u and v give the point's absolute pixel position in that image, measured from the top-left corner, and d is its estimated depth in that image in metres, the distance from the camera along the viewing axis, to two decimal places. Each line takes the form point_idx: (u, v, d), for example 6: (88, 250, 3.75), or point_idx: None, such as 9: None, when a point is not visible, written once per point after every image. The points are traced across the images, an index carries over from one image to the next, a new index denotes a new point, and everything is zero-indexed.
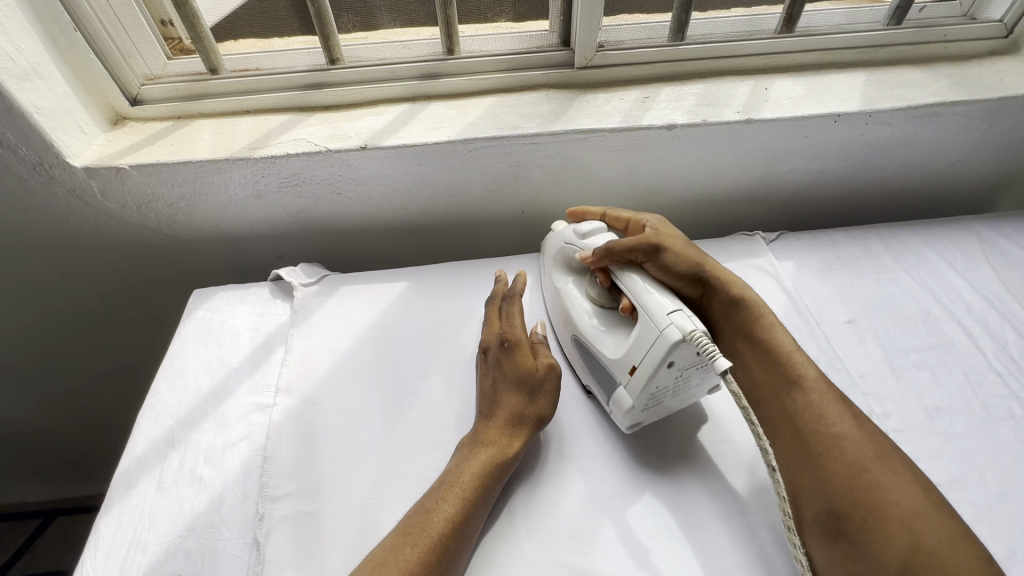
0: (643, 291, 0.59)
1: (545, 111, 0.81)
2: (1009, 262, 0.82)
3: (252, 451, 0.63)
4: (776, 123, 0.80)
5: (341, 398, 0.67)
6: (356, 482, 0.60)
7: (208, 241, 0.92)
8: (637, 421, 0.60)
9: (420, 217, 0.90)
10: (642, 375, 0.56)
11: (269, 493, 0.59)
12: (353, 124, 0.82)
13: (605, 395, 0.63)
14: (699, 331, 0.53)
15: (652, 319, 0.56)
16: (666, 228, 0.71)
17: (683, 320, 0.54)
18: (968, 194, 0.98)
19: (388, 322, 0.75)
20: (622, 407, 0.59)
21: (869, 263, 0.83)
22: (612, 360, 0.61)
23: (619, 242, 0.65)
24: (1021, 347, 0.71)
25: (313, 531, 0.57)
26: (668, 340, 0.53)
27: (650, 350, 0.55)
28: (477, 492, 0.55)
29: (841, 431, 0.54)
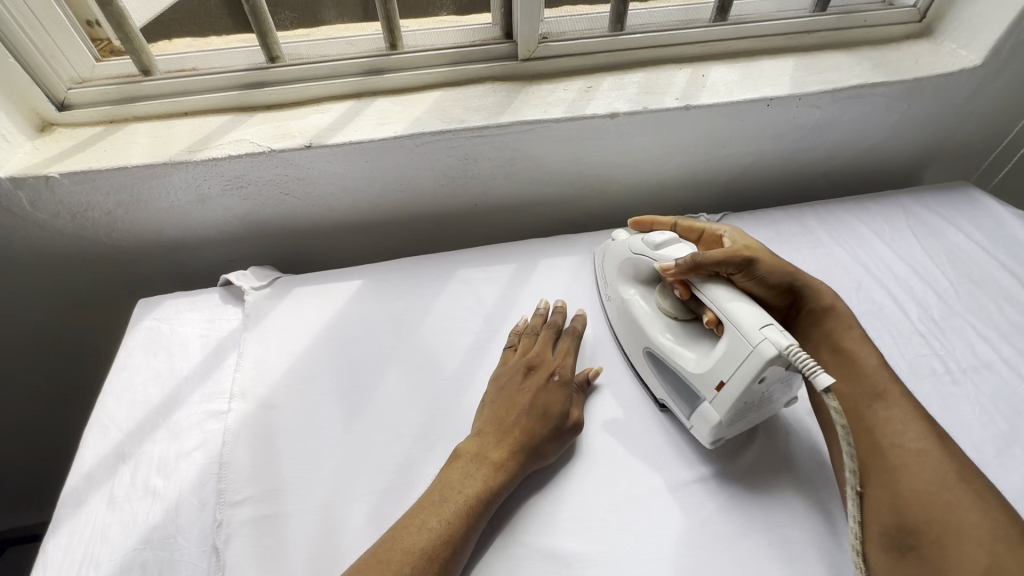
0: (726, 299, 0.58)
1: (491, 104, 0.82)
2: (930, 231, 0.88)
3: (208, 459, 0.62)
4: (713, 109, 0.83)
5: (299, 399, 0.67)
6: (317, 481, 0.60)
7: (152, 249, 0.89)
8: (722, 437, 0.58)
9: (373, 214, 0.90)
10: (732, 392, 0.55)
11: (226, 499, 0.58)
12: (297, 123, 0.80)
13: (683, 410, 0.62)
14: (795, 347, 0.52)
15: (741, 332, 0.55)
16: (746, 238, 0.71)
17: (777, 335, 0.53)
18: (895, 170, 1.04)
19: (344, 321, 0.75)
20: (709, 421, 0.57)
21: (806, 239, 0.87)
22: (694, 375, 0.60)
23: (705, 256, 0.63)
24: (941, 309, 0.77)
25: (275, 533, 0.57)
26: (764, 356, 0.52)
27: (742, 367, 0.54)
28: (476, 506, 0.54)
29: (921, 448, 0.52)
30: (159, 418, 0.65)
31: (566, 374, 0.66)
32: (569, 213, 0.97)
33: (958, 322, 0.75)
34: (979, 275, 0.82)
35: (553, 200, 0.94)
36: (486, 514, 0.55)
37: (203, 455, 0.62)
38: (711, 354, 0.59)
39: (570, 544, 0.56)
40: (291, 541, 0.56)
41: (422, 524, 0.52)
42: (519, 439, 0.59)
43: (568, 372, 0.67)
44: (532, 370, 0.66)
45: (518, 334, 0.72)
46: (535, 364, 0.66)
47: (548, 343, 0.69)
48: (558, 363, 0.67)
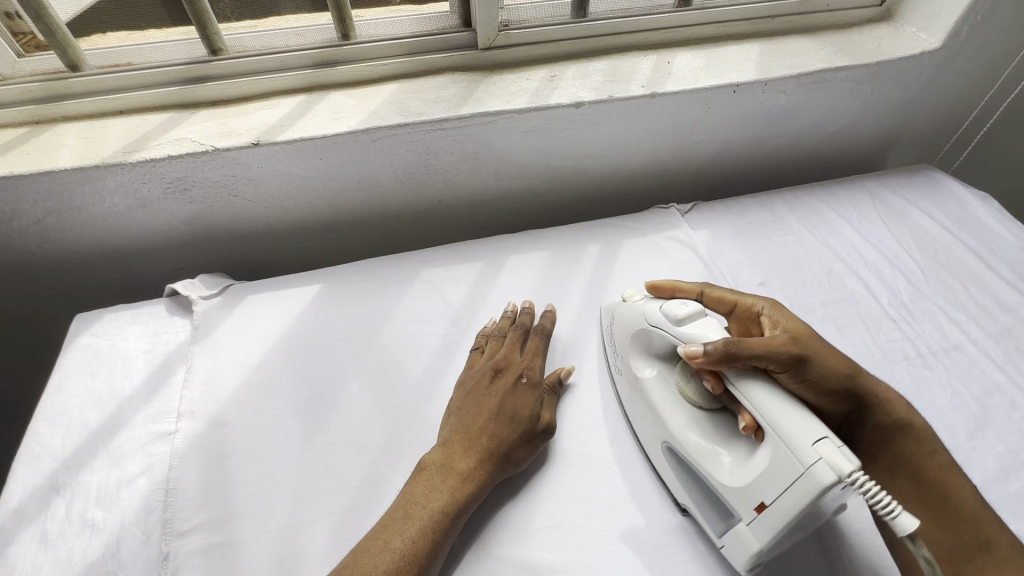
0: (774, 412, 0.47)
1: (451, 95, 0.79)
2: (896, 215, 0.88)
3: (152, 485, 0.57)
4: (680, 97, 0.81)
5: (253, 415, 0.63)
6: (274, 503, 0.56)
7: (91, 258, 0.83)
8: (761, 563, 0.49)
9: (331, 215, 0.85)
10: (776, 520, 0.46)
11: (174, 528, 0.54)
12: (244, 119, 0.75)
13: (710, 523, 0.53)
14: (860, 472, 0.42)
15: (791, 450, 0.45)
16: (793, 321, 0.57)
17: (837, 457, 0.43)
18: (861, 154, 1.05)
19: (301, 329, 0.71)
20: (747, 549, 0.48)
21: (776, 227, 0.86)
22: (726, 489, 0.50)
23: (747, 343, 0.51)
24: (910, 293, 0.77)
25: (229, 563, 0.52)
26: (820, 484, 0.43)
27: (792, 492, 0.45)
28: (442, 522, 0.51)
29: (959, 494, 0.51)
30: (98, 444, 0.60)
31: (535, 377, 0.63)
32: (538, 207, 0.94)
33: (927, 305, 0.75)
34: (945, 257, 0.82)
35: (521, 195, 0.91)
36: (453, 527, 0.52)
37: (147, 481, 0.57)
38: (751, 465, 0.49)
39: (545, 555, 0.53)
40: (246, 571, 0.52)
41: (386, 544, 0.49)
42: (485, 448, 0.56)
43: (537, 374, 0.64)
44: (499, 373, 0.63)
45: (484, 336, 0.68)
46: (502, 368, 0.63)
47: (515, 344, 0.66)
48: (526, 365, 0.64)
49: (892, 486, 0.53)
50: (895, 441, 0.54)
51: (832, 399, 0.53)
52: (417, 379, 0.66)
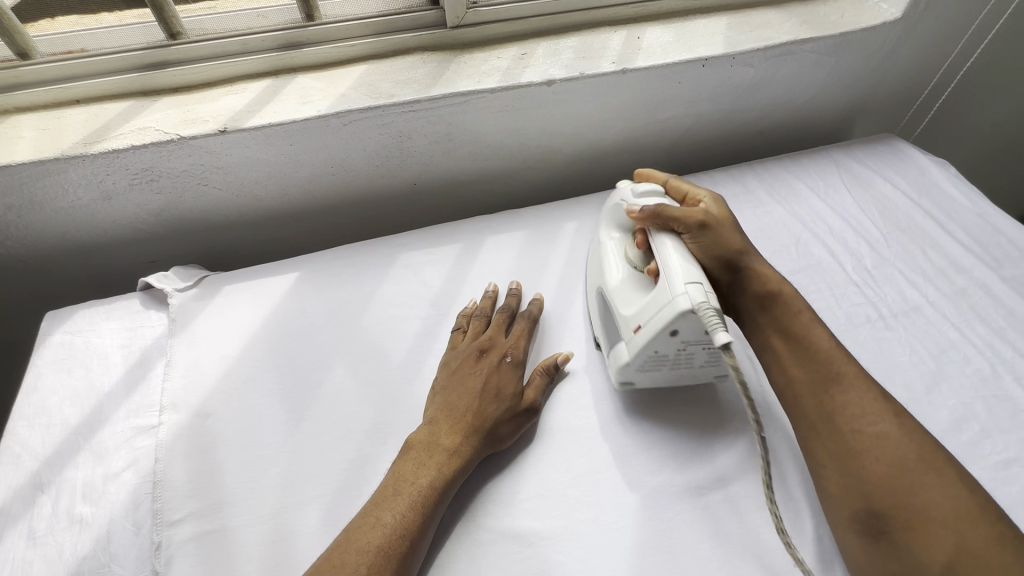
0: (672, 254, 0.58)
1: (422, 76, 0.78)
2: (860, 184, 0.91)
3: (139, 479, 0.57)
4: (650, 72, 0.82)
5: (237, 405, 0.63)
6: (265, 488, 0.57)
7: (57, 253, 0.80)
8: (630, 380, 0.61)
9: (307, 201, 0.85)
10: (644, 336, 0.57)
11: (164, 519, 0.54)
12: (209, 106, 0.73)
13: (609, 344, 0.65)
14: (709, 305, 0.52)
15: (669, 287, 0.55)
16: (718, 208, 0.66)
17: (695, 291, 0.53)
18: (827, 125, 1.07)
19: (281, 317, 0.71)
20: (621, 360, 0.60)
21: (747, 199, 0.88)
22: (620, 318, 0.61)
23: (670, 208, 0.63)
24: (873, 258, 0.80)
25: (223, 550, 0.53)
26: (676, 311, 0.53)
27: (655, 314, 0.56)
28: (430, 498, 0.53)
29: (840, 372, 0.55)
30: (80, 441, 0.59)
31: (518, 355, 0.65)
32: (514, 186, 0.94)
33: (888, 270, 0.79)
34: (906, 223, 0.85)
35: (497, 175, 0.91)
36: (443, 502, 0.54)
37: (133, 475, 0.57)
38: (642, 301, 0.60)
39: (532, 524, 0.55)
40: (240, 556, 0.53)
41: (377, 521, 0.50)
42: (471, 426, 0.58)
43: (521, 354, 0.65)
44: (484, 353, 0.64)
45: (470, 315, 0.70)
46: (487, 347, 0.65)
47: (502, 325, 0.68)
48: (510, 345, 0.65)
49: (767, 344, 0.60)
50: (770, 305, 0.61)
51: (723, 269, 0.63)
52: (402, 362, 0.67)
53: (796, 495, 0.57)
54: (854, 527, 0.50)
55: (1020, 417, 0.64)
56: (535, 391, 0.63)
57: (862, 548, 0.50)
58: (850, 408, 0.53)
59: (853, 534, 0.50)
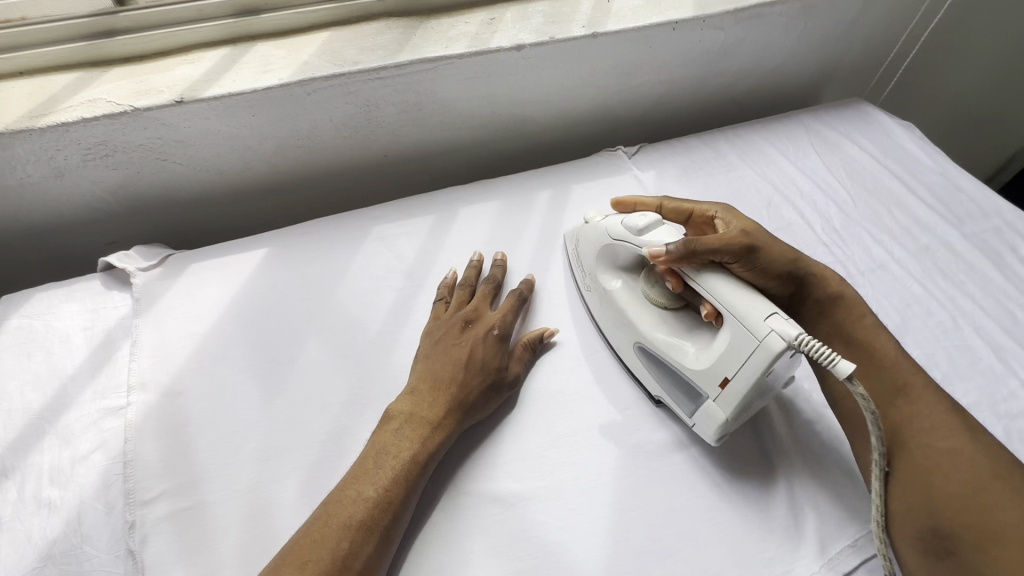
0: (732, 290, 0.53)
1: (387, 42, 0.75)
2: (829, 147, 0.93)
3: (108, 460, 0.55)
4: (621, 36, 0.81)
5: (209, 382, 0.61)
6: (241, 464, 0.56)
7: (9, 235, 0.77)
8: (732, 432, 0.55)
9: (273, 175, 0.82)
10: (738, 390, 0.52)
11: (137, 498, 0.53)
12: (163, 76, 0.70)
13: (684, 408, 0.58)
14: (807, 337, 0.48)
15: (747, 327, 0.51)
16: (740, 220, 0.63)
17: (785, 325, 0.49)
18: (797, 91, 1.08)
19: (251, 294, 0.69)
20: (713, 420, 0.54)
21: (719, 164, 0.89)
22: (695, 373, 0.55)
23: (700, 242, 0.56)
24: (842, 219, 0.82)
25: (201, 526, 0.53)
26: (772, 352, 0.49)
27: (742, 367, 0.51)
28: (411, 472, 0.52)
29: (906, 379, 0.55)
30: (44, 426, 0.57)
31: (507, 327, 0.64)
32: (488, 158, 0.93)
33: (856, 230, 0.81)
34: (873, 184, 0.87)
35: (469, 146, 0.89)
36: (425, 473, 0.54)
37: (102, 457, 0.55)
38: (711, 348, 0.55)
39: (512, 486, 0.56)
40: (219, 531, 0.52)
41: (358, 495, 0.50)
42: (454, 399, 0.57)
43: (508, 325, 0.64)
44: (469, 326, 0.63)
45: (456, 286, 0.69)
46: (473, 320, 0.64)
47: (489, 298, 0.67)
48: (498, 318, 0.64)
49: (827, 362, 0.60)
50: (832, 310, 0.62)
51: (782, 283, 0.61)
52: (377, 335, 0.66)
53: (767, 446, 0.59)
54: (914, 538, 0.49)
55: (978, 365, 0.67)
56: (521, 365, 0.63)
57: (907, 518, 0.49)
58: (906, 420, 0.53)
59: (915, 552, 0.49)
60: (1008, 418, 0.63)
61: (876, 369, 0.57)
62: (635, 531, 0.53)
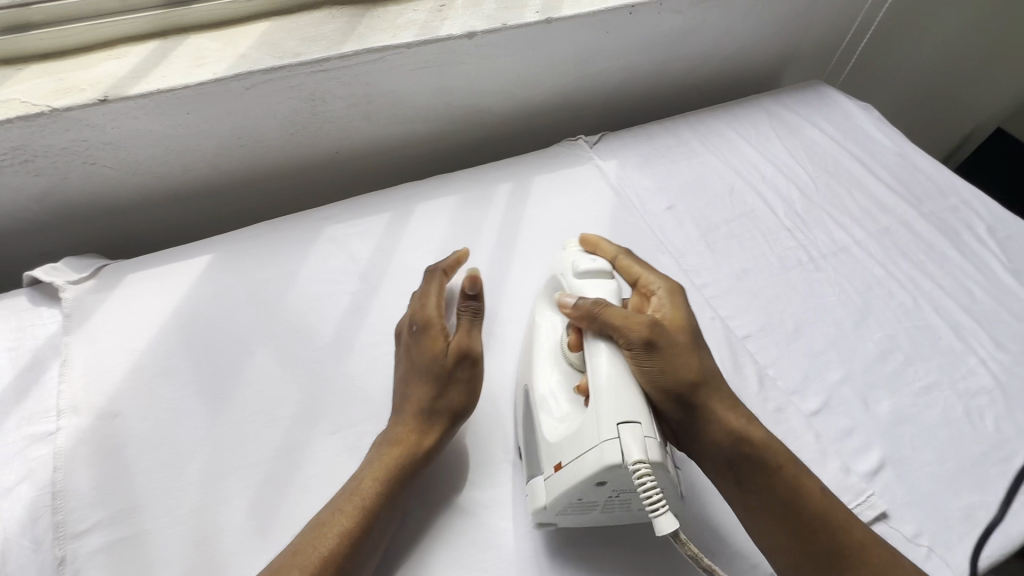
0: (609, 374, 0.47)
1: (331, 32, 0.71)
2: (790, 130, 0.92)
3: (36, 492, 0.51)
4: (575, 22, 0.78)
5: (148, 400, 0.57)
6: (186, 488, 0.53)
7: None
8: (550, 521, 0.50)
9: (217, 177, 0.78)
10: (567, 479, 0.46)
11: (69, 531, 0.49)
12: (85, 73, 0.65)
13: (528, 468, 0.53)
14: (643, 465, 0.42)
15: (603, 432, 0.44)
16: (674, 306, 0.55)
17: (631, 443, 0.43)
18: (758, 74, 1.07)
19: (193, 303, 0.65)
20: (535, 501, 0.49)
21: (682, 150, 0.87)
22: (546, 444, 0.49)
23: (609, 308, 0.50)
24: (804, 202, 0.82)
25: (144, 556, 0.49)
26: (606, 463, 0.43)
27: (584, 454, 0.45)
28: (378, 497, 0.49)
29: (805, 492, 0.49)
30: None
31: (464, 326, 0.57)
32: (447, 151, 0.90)
33: (818, 214, 0.80)
34: (834, 166, 0.87)
35: (427, 140, 0.86)
36: (404, 492, 0.51)
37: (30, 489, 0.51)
38: (570, 427, 0.48)
39: (476, 495, 0.54)
40: (164, 561, 0.49)
41: (321, 526, 0.47)
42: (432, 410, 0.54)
43: (461, 321, 0.57)
44: (418, 327, 0.56)
45: (425, 279, 0.62)
46: (421, 325, 0.56)
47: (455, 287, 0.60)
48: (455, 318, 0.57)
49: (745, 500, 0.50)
50: (739, 461, 0.50)
51: (677, 405, 0.49)
52: (331, 342, 0.63)
53: None
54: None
55: (938, 344, 0.68)
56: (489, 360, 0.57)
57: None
58: (881, 559, 0.47)
59: None
60: (968, 396, 0.64)
61: (807, 523, 0.48)
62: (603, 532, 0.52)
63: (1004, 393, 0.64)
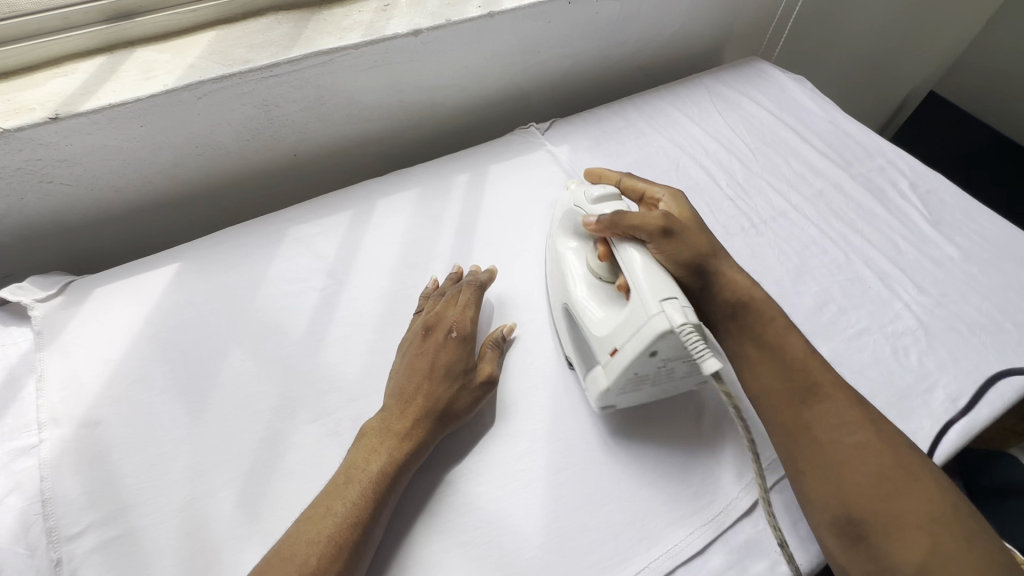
0: (640, 267, 0.56)
1: (279, 37, 0.73)
2: (730, 106, 0.97)
3: (25, 501, 0.53)
4: (517, 14, 0.81)
5: (128, 407, 0.59)
6: (172, 484, 0.55)
7: None
8: (612, 402, 0.58)
9: (177, 187, 0.79)
10: (622, 360, 0.54)
11: (62, 534, 0.51)
12: (32, 92, 0.65)
13: (583, 370, 0.62)
14: (688, 326, 0.50)
15: (640, 305, 0.53)
16: (678, 206, 0.68)
17: (674, 311, 0.51)
18: (698, 54, 1.12)
19: (164, 310, 0.66)
20: (598, 386, 0.57)
21: (629, 131, 0.92)
22: (594, 337, 0.58)
23: (627, 214, 0.60)
24: (744, 172, 0.87)
25: (138, 551, 0.51)
26: (654, 331, 0.51)
27: (631, 337, 0.53)
28: (380, 485, 0.52)
29: (815, 378, 0.57)
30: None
31: (471, 333, 0.63)
32: (402, 146, 0.93)
33: (757, 182, 0.86)
34: (770, 137, 0.93)
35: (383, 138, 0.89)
36: (402, 481, 0.53)
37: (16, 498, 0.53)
38: (616, 317, 0.58)
39: (447, 467, 0.57)
40: (155, 553, 0.52)
41: (327, 511, 0.49)
42: (421, 411, 0.56)
43: (469, 327, 0.63)
44: (433, 331, 0.62)
45: (455, 290, 0.67)
46: (432, 331, 0.62)
47: (461, 297, 0.66)
48: (461, 325, 0.63)
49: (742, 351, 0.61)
50: (744, 314, 0.61)
51: (689, 272, 0.61)
52: (303, 338, 0.66)
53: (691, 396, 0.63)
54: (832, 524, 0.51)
55: (868, 293, 0.74)
56: (491, 367, 0.62)
57: (823, 506, 0.51)
58: (823, 416, 0.54)
59: (830, 531, 0.51)
60: (895, 337, 0.69)
61: (791, 374, 0.57)
62: (569, 489, 0.56)
63: (928, 331, 0.70)
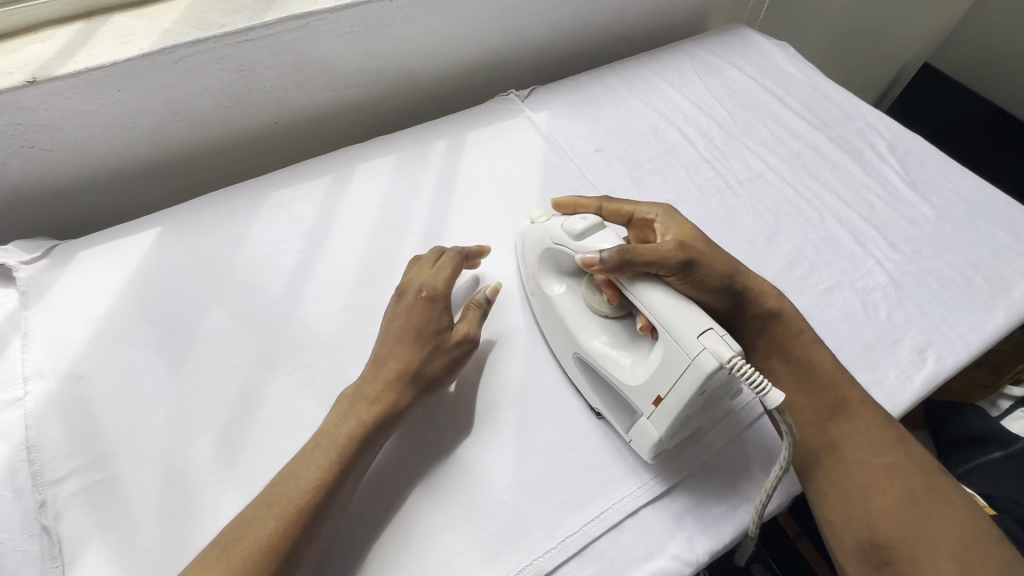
0: (661, 306, 0.56)
1: (253, 3, 0.73)
2: (712, 72, 0.99)
3: (11, 449, 0.57)
4: None
5: (109, 362, 0.63)
6: (152, 434, 0.59)
7: None
8: (664, 448, 0.59)
9: (158, 155, 0.80)
10: (671, 406, 0.55)
11: (44, 481, 0.55)
12: (10, 58, 0.66)
13: (622, 424, 0.62)
14: (738, 357, 0.51)
15: (680, 344, 0.54)
16: (672, 227, 0.68)
17: (718, 344, 0.51)
18: (681, 20, 1.12)
19: (145, 272, 0.69)
20: (650, 438, 0.58)
21: (608, 98, 0.94)
22: (630, 387, 0.59)
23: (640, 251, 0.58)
24: (722, 136, 0.91)
25: (116, 497, 0.55)
26: (704, 370, 0.52)
27: (683, 377, 0.54)
28: (349, 449, 0.54)
29: (844, 395, 0.65)
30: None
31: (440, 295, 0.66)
32: (385, 115, 0.94)
33: (735, 145, 0.90)
34: (749, 101, 0.96)
35: (370, 111, 0.91)
36: (368, 450, 0.56)
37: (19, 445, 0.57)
38: (649, 360, 0.58)
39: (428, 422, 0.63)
40: (134, 498, 0.55)
41: (297, 480, 0.52)
42: (391, 367, 0.60)
43: (439, 287, 0.66)
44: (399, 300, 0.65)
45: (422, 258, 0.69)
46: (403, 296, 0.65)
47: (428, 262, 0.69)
48: (432, 286, 0.65)
49: (769, 366, 0.70)
50: (772, 321, 0.69)
51: (718, 294, 0.66)
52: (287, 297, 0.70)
53: None
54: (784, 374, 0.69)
55: (841, 251, 0.80)
56: (472, 331, 0.65)
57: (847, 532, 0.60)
58: (858, 460, 0.62)
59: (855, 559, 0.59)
60: (865, 293, 0.76)
61: (819, 388, 0.66)
62: (540, 432, 0.63)
63: (899, 288, 0.77)
